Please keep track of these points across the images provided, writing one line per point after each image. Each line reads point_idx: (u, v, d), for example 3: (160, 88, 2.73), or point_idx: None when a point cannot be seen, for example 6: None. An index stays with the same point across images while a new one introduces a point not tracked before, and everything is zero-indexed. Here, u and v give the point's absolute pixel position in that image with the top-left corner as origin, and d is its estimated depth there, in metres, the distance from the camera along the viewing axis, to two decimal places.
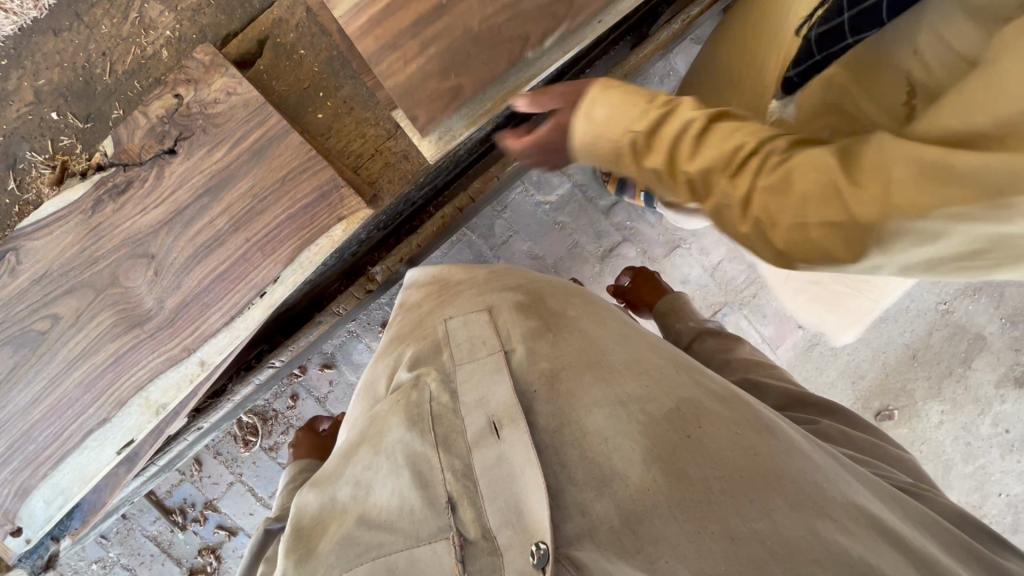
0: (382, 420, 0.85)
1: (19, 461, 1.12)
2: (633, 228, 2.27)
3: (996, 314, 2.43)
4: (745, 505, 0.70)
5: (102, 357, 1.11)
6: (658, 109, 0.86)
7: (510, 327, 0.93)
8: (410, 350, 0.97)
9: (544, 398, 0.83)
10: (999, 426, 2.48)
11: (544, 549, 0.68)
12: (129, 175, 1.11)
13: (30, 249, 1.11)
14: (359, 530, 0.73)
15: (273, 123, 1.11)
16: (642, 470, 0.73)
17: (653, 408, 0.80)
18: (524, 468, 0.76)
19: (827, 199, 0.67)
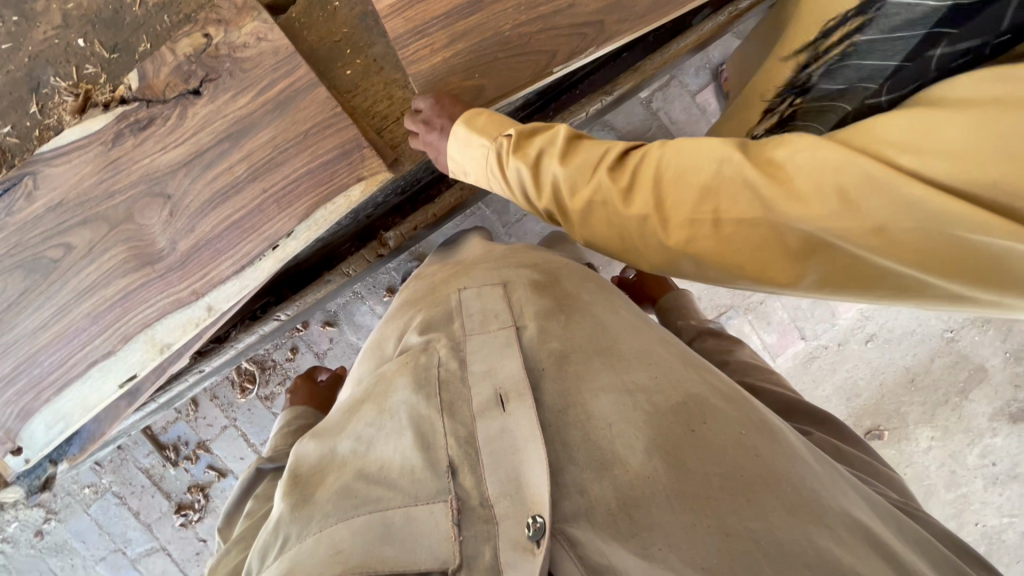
0: (390, 379, 0.85)
1: (23, 382, 1.14)
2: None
3: (1002, 348, 2.42)
4: (743, 504, 0.69)
5: (112, 291, 1.12)
6: (589, 185, 0.88)
7: (524, 302, 0.92)
8: (421, 314, 0.97)
9: (551, 374, 0.81)
10: (986, 458, 2.49)
11: (541, 522, 0.67)
12: (152, 111, 1.10)
13: (48, 174, 1.11)
14: (356, 481, 0.73)
15: (302, 74, 1.09)
16: (643, 458, 0.72)
17: (658, 397, 0.78)
18: (527, 444, 0.73)
19: (748, 201, 0.72)
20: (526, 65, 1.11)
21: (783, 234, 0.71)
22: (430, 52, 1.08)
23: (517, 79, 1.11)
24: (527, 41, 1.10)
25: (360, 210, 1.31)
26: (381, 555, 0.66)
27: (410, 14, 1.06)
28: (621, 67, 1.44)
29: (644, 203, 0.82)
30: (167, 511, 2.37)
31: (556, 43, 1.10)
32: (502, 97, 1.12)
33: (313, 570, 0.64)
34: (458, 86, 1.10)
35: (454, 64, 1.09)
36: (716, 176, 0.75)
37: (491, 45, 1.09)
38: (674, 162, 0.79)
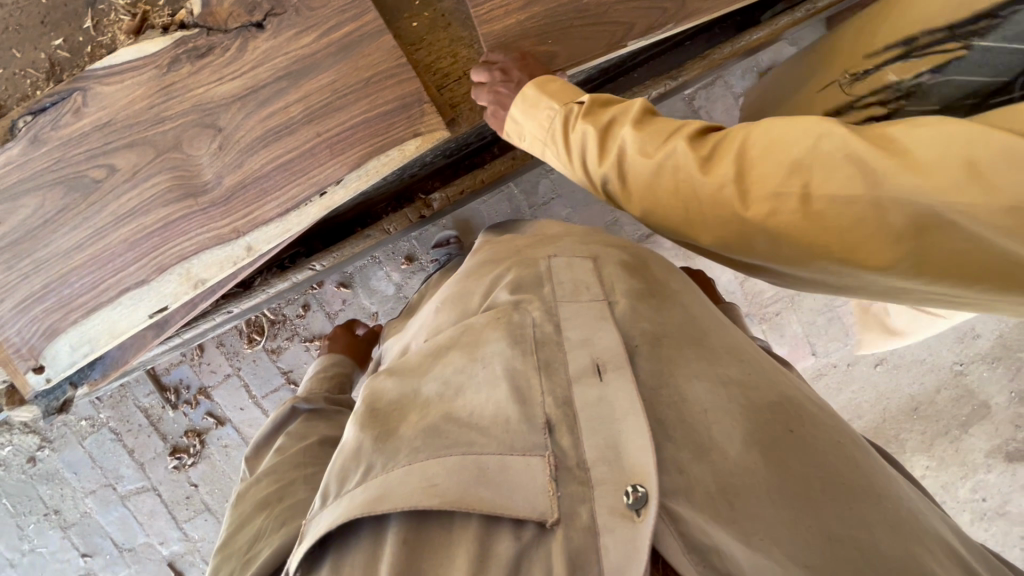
0: (480, 331, 0.86)
1: (52, 301, 1.12)
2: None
3: (1007, 387, 2.40)
4: (834, 503, 0.72)
5: (151, 220, 1.10)
6: (664, 151, 0.87)
7: (616, 282, 0.93)
8: (511, 272, 0.95)
9: (644, 354, 0.82)
10: (976, 493, 2.50)
11: (642, 492, 0.66)
12: (211, 40, 1.07)
13: (98, 92, 1.09)
14: (445, 421, 0.77)
15: (369, 20, 1.06)
16: (742, 449, 0.73)
17: (751, 394, 0.80)
18: (625, 416, 0.74)
19: (853, 175, 0.69)
20: (601, 35, 1.09)
21: (883, 220, 0.69)
22: (506, 13, 1.06)
23: (591, 49, 1.09)
24: (605, 11, 1.08)
25: (428, 155, 1.27)
26: (477, 497, 0.67)
27: None
28: (683, 55, 1.41)
29: (729, 172, 0.80)
30: (161, 452, 2.37)
31: (635, 16, 1.09)
32: (574, 66, 1.10)
33: (408, 499, 0.67)
34: (533, 50, 1.07)
35: (528, 27, 1.06)
36: (812, 151, 0.72)
37: (568, 12, 1.07)
38: (766, 136, 0.77)
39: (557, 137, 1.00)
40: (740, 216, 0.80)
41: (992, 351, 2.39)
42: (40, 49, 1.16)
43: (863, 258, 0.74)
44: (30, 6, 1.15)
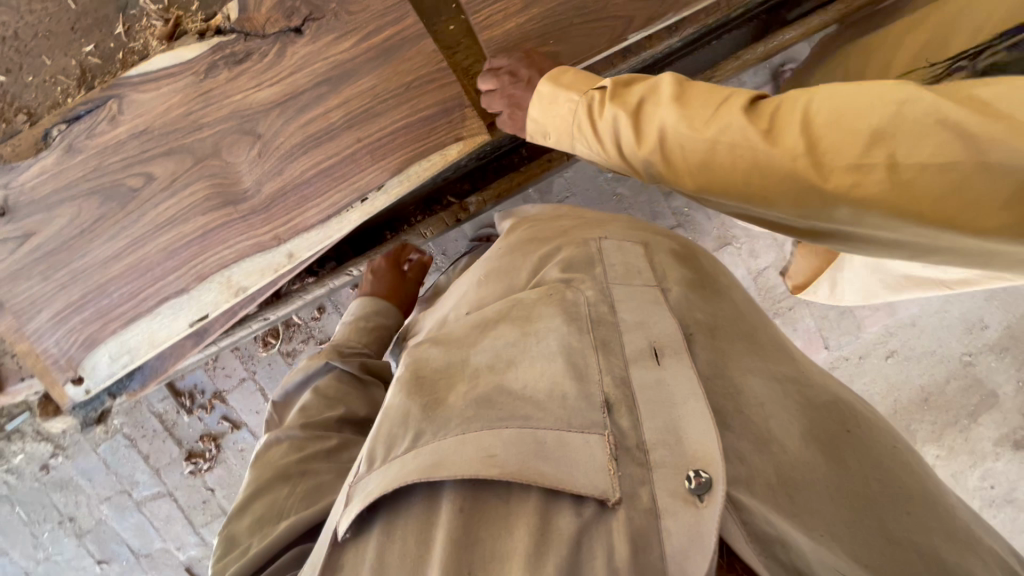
0: (530, 306, 0.86)
1: (90, 312, 1.12)
2: (690, 218, 2.19)
3: (1016, 376, 2.41)
4: (888, 501, 0.72)
5: (191, 228, 1.09)
6: (714, 124, 0.80)
7: (670, 271, 0.94)
8: (563, 251, 0.96)
9: (703, 343, 0.83)
10: (986, 481, 2.48)
11: (706, 478, 0.64)
12: (249, 46, 1.06)
13: (132, 100, 1.07)
14: (496, 394, 0.75)
15: (409, 24, 1.06)
16: (799, 443, 0.74)
17: (803, 394, 0.82)
18: (686, 400, 0.72)
19: (942, 139, 0.60)
20: (601, 33, 1.12)
21: (978, 189, 0.60)
22: (504, 17, 1.08)
23: (592, 46, 1.12)
24: (603, 8, 1.10)
25: (479, 149, 1.25)
26: (537, 470, 0.65)
27: None
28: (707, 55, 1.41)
29: (793, 143, 0.71)
30: (176, 457, 2.34)
31: (636, 10, 1.10)
32: (578, 63, 1.13)
33: (467, 468, 0.65)
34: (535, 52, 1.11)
35: (529, 30, 1.09)
36: (894, 117, 0.63)
37: (566, 11, 1.10)
38: (829, 104, 0.69)
39: (586, 130, 0.97)
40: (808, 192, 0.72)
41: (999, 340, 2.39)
42: (70, 55, 1.14)
43: (965, 226, 0.63)
44: (61, 13, 1.14)
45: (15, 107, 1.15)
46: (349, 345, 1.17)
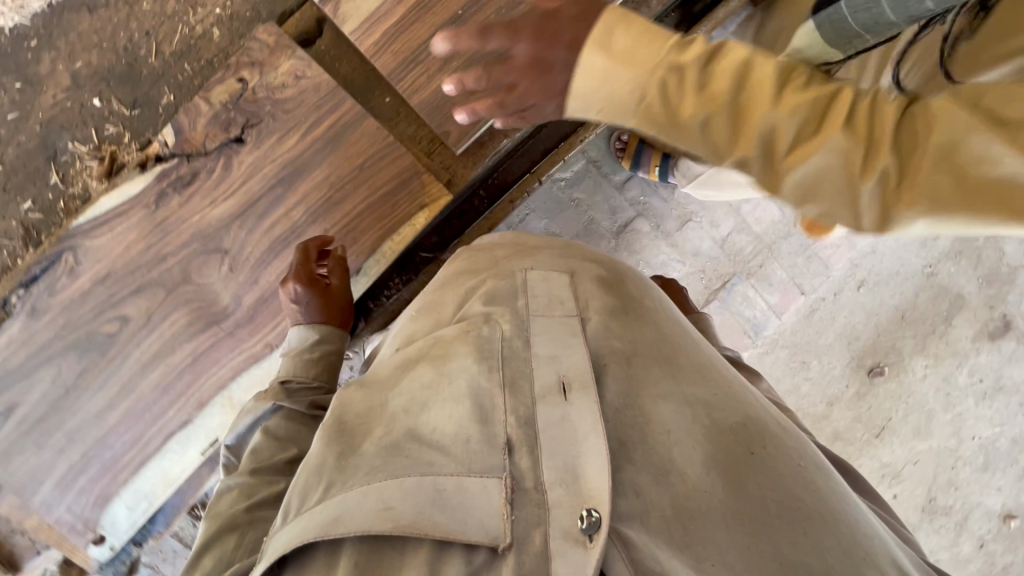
0: (447, 344, 0.80)
1: (96, 470, 1.10)
2: (646, 204, 2.03)
3: (975, 274, 2.18)
4: (783, 523, 0.68)
5: (179, 357, 1.09)
6: (728, 98, 0.63)
7: (591, 295, 0.86)
8: (484, 283, 0.88)
9: (615, 370, 0.77)
10: (975, 376, 2.22)
11: (596, 518, 0.64)
12: (194, 166, 1.06)
13: (88, 247, 1.06)
14: (407, 440, 0.71)
15: (347, 108, 1.07)
16: (698, 469, 0.70)
17: (714, 412, 0.76)
18: (588, 436, 0.70)
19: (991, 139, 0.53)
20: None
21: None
22: (428, 78, 1.08)
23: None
24: None
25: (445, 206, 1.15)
26: (431, 521, 0.63)
27: (397, 46, 1.07)
28: None
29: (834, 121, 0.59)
30: None
31: None
32: None
33: (361, 523, 0.63)
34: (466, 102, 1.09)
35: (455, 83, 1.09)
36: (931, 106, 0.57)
37: (485, 54, 1.08)
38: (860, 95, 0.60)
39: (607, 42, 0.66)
40: (842, 183, 0.60)
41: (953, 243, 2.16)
42: (9, 215, 1.10)
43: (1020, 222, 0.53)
44: None
45: None
46: (299, 377, 0.98)
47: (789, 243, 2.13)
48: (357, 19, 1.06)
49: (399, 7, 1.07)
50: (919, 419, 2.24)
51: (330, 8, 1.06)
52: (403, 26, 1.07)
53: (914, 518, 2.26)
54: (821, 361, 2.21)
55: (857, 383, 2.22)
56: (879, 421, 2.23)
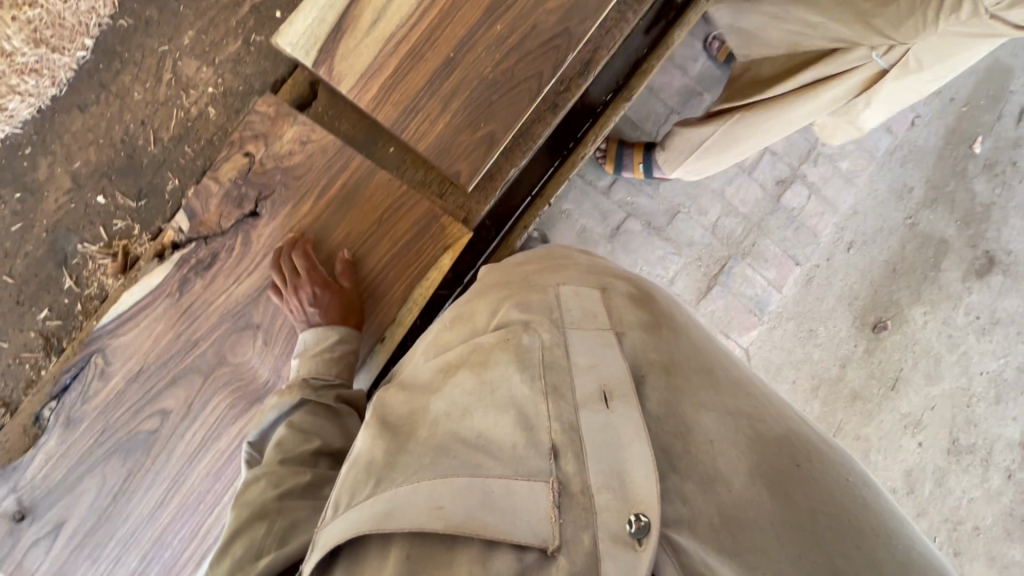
0: (486, 350, 0.74)
1: (156, 572, 1.07)
2: (634, 203, 2.03)
3: (953, 218, 2.26)
4: (845, 548, 0.58)
5: (225, 442, 1.07)
6: None
7: (622, 309, 0.81)
8: (513, 299, 0.83)
9: (655, 382, 0.71)
10: (971, 315, 2.29)
11: (646, 521, 0.55)
12: (213, 247, 1.05)
13: (116, 347, 1.03)
14: (453, 441, 0.65)
15: (357, 165, 1.07)
16: (746, 480, 0.63)
17: (758, 426, 0.69)
18: (631, 442, 0.62)
19: None
20: (522, 95, 1.12)
21: None
22: (430, 123, 1.10)
23: (519, 110, 1.12)
24: (513, 73, 1.12)
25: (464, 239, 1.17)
26: (481, 522, 0.56)
27: (395, 97, 1.09)
28: (610, 73, 1.50)
29: None
30: None
31: (540, 63, 1.12)
32: (514, 131, 1.13)
33: (413, 520, 0.56)
34: (472, 140, 1.11)
35: (458, 124, 1.11)
36: None
37: (483, 91, 1.11)
38: None
39: None
40: None
41: (926, 192, 2.24)
42: (27, 327, 1.08)
43: None
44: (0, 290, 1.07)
45: None
46: (320, 376, 0.97)
47: (777, 218, 2.15)
48: (353, 76, 1.08)
49: (392, 59, 1.09)
50: (928, 364, 2.28)
51: (324, 71, 1.08)
52: (399, 76, 1.09)
53: (940, 461, 2.30)
54: (827, 327, 2.22)
55: (864, 341, 2.24)
56: (891, 372, 2.26)
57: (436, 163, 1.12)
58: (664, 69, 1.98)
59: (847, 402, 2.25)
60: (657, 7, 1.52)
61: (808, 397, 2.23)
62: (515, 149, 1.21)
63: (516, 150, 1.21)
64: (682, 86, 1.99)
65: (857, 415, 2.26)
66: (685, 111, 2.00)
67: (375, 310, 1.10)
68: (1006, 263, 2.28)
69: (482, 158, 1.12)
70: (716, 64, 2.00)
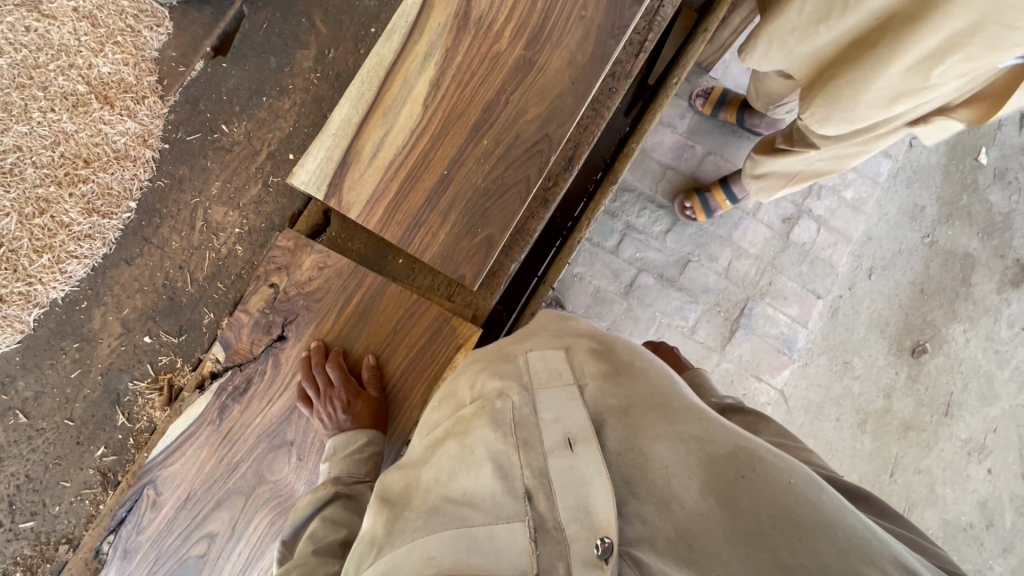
0: (465, 418, 0.73)
1: None
2: (643, 258, 2.03)
3: (973, 231, 2.16)
4: (800, 549, 0.54)
5: (267, 561, 1.11)
6: None
7: (583, 364, 0.77)
8: (486, 369, 0.81)
9: (615, 422, 0.69)
10: (1015, 327, 2.17)
11: (609, 541, 0.56)
12: (247, 373, 1.14)
13: (166, 476, 1.11)
14: (444, 502, 0.64)
15: (370, 281, 1.17)
16: (700, 495, 0.60)
17: (713, 443, 0.65)
18: (594, 477, 0.62)
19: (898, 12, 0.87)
20: (513, 198, 1.22)
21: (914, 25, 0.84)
22: (433, 234, 1.21)
23: (511, 212, 1.22)
24: (502, 180, 1.22)
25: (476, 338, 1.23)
26: (466, 565, 0.56)
27: (399, 216, 1.21)
28: (596, 155, 1.61)
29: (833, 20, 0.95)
30: None
31: (525, 168, 1.22)
32: (509, 231, 1.22)
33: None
34: (472, 245, 1.21)
35: (458, 232, 1.21)
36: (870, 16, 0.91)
37: (477, 199, 1.21)
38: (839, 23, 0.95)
39: None
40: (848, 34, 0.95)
41: (940, 210, 2.15)
42: (87, 466, 1.18)
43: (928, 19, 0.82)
44: (62, 433, 1.18)
45: (53, 540, 1.17)
46: (351, 474, 0.99)
47: (789, 254, 2.08)
48: (361, 201, 1.20)
49: (393, 182, 1.21)
50: (980, 384, 2.15)
51: (335, 201, 1.21)
52: (401, 196, 1.21)
53: (1015, 489, 2.15)
54: (863, 356, 2.10)
55: (905, 367, 2.12)
56: (942, 398, 2.13)
57: (446, 270, 1.22)
58: (654, 131, 2.05)
59: (899, 434, 2.11)
60: (632, 90, 1.63)
61: (856, 433, 2.10)
62: (514, 245, 1.30)
63: (514, 247, 1.30)
64: (674, 144, 2.05)
65: (914, 447, 2.12)
66: (679, 165, 2.05)
67: (398, 418, 1.15)
68: None
69: (483, 261, 1.21)
70: (704, 118, 2.06)
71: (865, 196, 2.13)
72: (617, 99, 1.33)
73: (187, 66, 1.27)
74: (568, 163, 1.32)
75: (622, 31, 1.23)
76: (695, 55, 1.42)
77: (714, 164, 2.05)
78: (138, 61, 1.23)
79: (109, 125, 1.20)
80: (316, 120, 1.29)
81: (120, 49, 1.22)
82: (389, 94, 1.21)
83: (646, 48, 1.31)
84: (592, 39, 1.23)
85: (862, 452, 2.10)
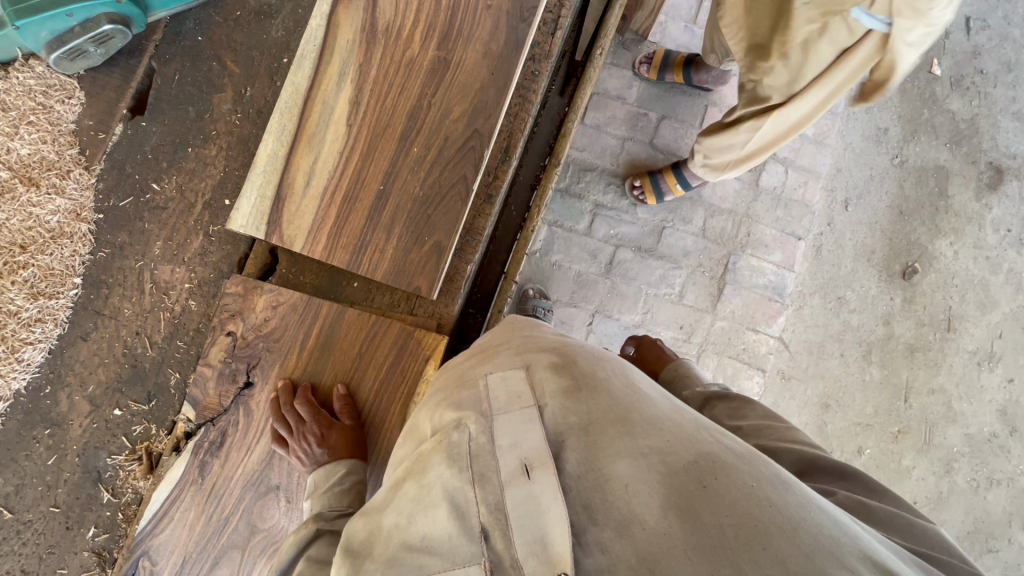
0: (425, 454, 0.72)
1: None
2: (618, 234, 2.00)
3: (941, 143, 2.14)
4: (764, 558, 0.52)
5: None
6: None
7: (545, 381, 0.74)
8: (448, 397, 0.80)
9: (574, 443, 0.66)
10: (1000, 230, 2.14)
11: None
12: (220, 427, 1.12)
13: (158, 545, 1.10)
14: (403, 550, 0.65)
15: (326, 310, 1.15)
16: (661, 513, 0.57)
17: (673, 456, 0.62)
18: (551, 506, 0.61)
19: None
20: (454, 201, 1.20)
21: None
22: (380, 252, 1.19)
23: (455, 215, 1.20)
24: (441, 183, 1.20)
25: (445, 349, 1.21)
26: None
27: (344, 239, 1.19)
28: (540, 142, 1.59)
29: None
30: None
31: (462, 169, 1.20)
32: (456, 233, 1.20)
33: None
34: (422, 255, 1.19)
35: (405, 244, 1.19)
36: None
37: (418, 208, 1.19)
38: None
39: None
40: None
41: (904, 128, 2.13)
42: (81, 549, 1.17)
43: None
44: (50, 521, 1.17)
45: None
46: (333, 508, 0.97)
47: (762, 202, 2.05)
48: (303, 232, 1.19)
49: (331, 208, 1.19)
50: (978, 293, 2.13)
51: (276, 238, 1.19)
52: (341, 220, 1.19)
53: None
54: (855, 289, 2.08)
55: (899, 291, 2.09)
56: (942, 314, 2.11)
57: (403, 284, 1.19)
58: (602, 106, 2.03)
59: (906, 357, 2.09)
60: (562, 70, 1.62)
61: (862, 365, 2.07)
62: (467, 247, 1.28)
63: (467, 248, 1.28)
64: (626, 114, 2.03)
65: (923, 369, 2.09)
66: (635, 135, 2.03)
67: (376, 445, 1.13)
68: (1014, 167, 2.15)
69: (435, 268, 1.19)
70: (651, 83, 2.04)
71: (827, 129, 2.10)
72: (542, 82, 1.31)
73: (107, 132, 1.25)
74: (506, 152, 1.29)
75: (531, 13, 1.21)
76: (614, 22, 1.40)
77: (671, 127, 2.03)
78: (55, 137, 1.22)
79: (39, 206, 1.18)
80: (245, 160, 1.27)
81: (36, 128, 1.20)
82: (310, 121, 1.19)
83: (561, 25, 1.30)
84: (503, 27, 1.21)
85: (873, 383, 2.07)
